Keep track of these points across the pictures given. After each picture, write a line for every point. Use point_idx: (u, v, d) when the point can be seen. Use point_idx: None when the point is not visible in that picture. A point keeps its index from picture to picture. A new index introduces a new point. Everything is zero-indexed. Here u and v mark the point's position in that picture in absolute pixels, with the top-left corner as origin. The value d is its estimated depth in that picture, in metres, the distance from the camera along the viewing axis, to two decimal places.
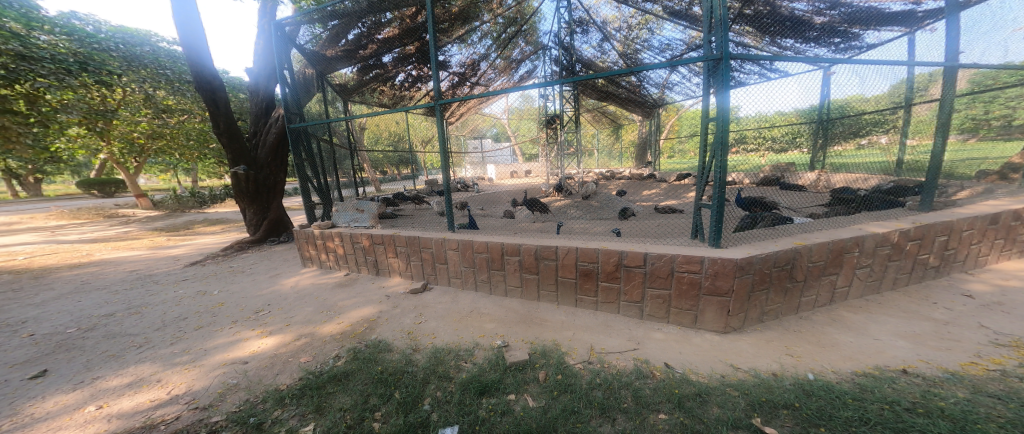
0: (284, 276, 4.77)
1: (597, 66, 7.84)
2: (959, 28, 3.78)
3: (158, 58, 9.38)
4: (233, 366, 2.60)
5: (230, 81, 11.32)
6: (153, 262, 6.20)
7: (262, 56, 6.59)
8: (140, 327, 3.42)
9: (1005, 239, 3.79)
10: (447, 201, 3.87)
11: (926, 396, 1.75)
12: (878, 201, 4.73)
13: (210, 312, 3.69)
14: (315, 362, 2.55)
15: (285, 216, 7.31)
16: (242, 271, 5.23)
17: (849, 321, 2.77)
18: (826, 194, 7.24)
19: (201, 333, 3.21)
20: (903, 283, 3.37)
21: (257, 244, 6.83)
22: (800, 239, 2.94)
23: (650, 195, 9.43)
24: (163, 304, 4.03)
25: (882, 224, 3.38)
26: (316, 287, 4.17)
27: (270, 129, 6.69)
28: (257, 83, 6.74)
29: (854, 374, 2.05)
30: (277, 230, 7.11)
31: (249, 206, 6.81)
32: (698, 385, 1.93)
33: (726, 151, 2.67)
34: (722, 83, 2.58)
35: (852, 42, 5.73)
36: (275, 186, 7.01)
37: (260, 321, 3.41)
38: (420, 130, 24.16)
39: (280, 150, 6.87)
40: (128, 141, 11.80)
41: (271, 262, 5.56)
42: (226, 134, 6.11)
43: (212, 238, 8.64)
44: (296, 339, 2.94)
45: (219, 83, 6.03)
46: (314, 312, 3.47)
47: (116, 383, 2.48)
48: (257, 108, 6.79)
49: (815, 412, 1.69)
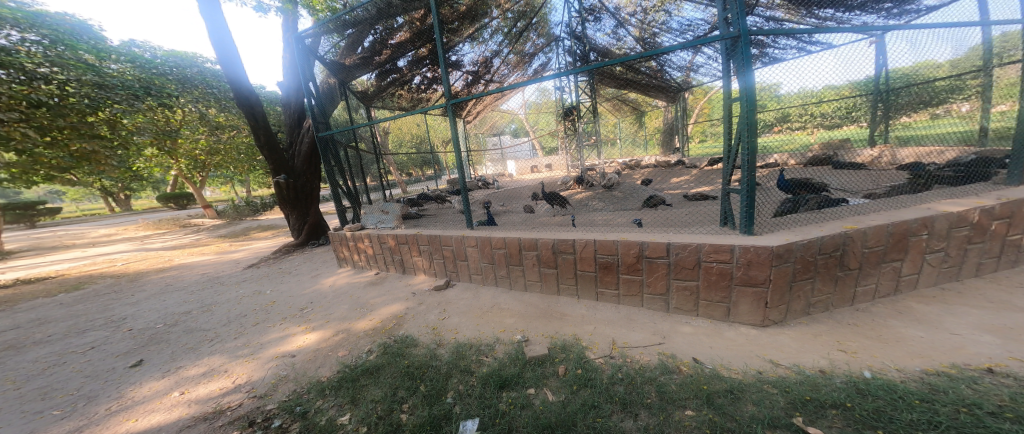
0: (324, 275, 5.08)
1: (614, 53, 7.59)
2: None
3: (206, 78, 10.21)
4: (284, 359, 2.82)
5: (266, 96, 12.14)
6: (219, 266, 6.86)
7: (291, 71, 7.04)
8: (211, 323, 3.79)
9: None
10: (463, 199, 3.89)
11: (1016, 399, 1.54)
12: (955, 177, 4.18)
13: (264, 309, 4.02)
14: (350, 356, 2.70)
15: (323, 220, 7.76)
16: (288, 272, 5.63)
17: (918, 314, 2.49)
18: (888, 173, 6.51)
19: (258, 328, 3.51)
20: (990, 269, 2.97)
21: (300, 247, 7.32)
22: (851, 222, 2.67)
23: (679, 182, 9.00)
24: (228, 302, 4.44)
25: (955, 202, 2.98)
26: (351, 286, 4.41)
27: (304, 138, 7.17)
28: (288, 97, 7.20)
29: (923, 373, 1.84)
30: (316, 233, 7.59)
31: (291, 212, 7.29)
32: (731, 381, 1.82)
33: (754, 131, 2.46)
34: (744, 62, 2.40)
35: (906, 5, 5.11)
36: (312, 192, 7.49)
37: (304, 317, 3.66)
38: (442, 132, 24.73)
39: (314, 158, 7.37)
40: (193, 158, 12.97)
41: (313, 263, 5.95)
42: (267, 147, 6.57)
43: (265, 243, 9.38)
44: (335, 335, 3.13)
45: (256, 98, 6.48)
46: (350, 310, 3.67)
47: (194, 372, 2.77)
48: (291, 120, 7.26)
49: (870, 414, 1.54)
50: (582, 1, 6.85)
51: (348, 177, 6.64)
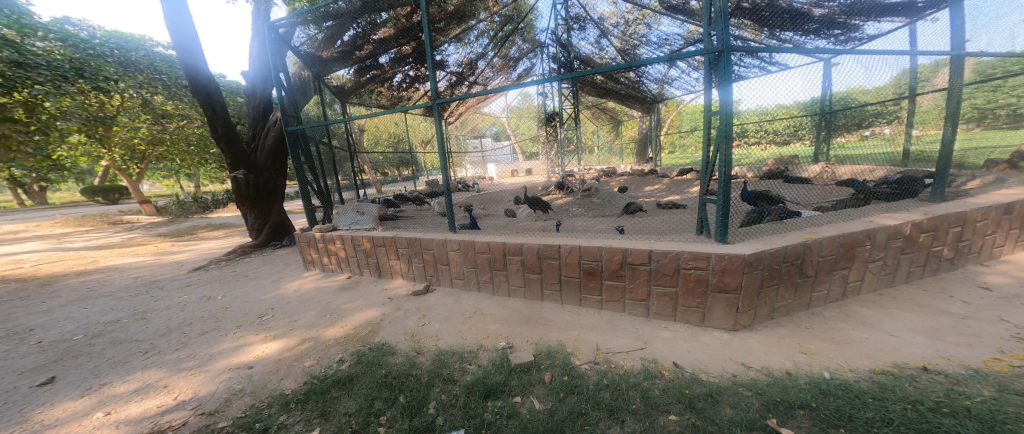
0: (287, 280, 4.76)
1: (596, 62, 7.80)
2: (963, 17, 3.74)
3: (154, 63, 9.34)
4: (238, 371, 2.59)
5: (225, 85, 11.30)
6: (157, 268, 6.23)
7: (257, 59, 6.59)
8: (146, 333, 3.42)
9: (1019, 229, 3.74)
10: (446, 201, 3.76)
11: (949, 395, 1.72)
12: (889, 193, 4.66)
13: (213, 317, 3.69)
14: (319, 366, 2.53)
15: (286, 220, 7.32)
16: (244, 275, 5.22)
17: (863, 317, 2.73)
18: (833, 187, 7.17)
19: (206, 338, 3.21)
20: (917, 276, 3.32)
21: (260, 248, 6.85)
22: (810, 233, 2.90)
23: (652, 191, 9.34)
24: (167, 310, 4.03)
25: (893, 216, 3.31)
26: (319, 291, 4.16)
27: (269, 132, 6.71)
28: (253, 87, 6.74)
29: (872, 373, 2.01)
30: (279, 234, 7.14)
31: (250, 210, 6.80)
32: (709, 384, 1.89)
33: (730, 146, 2.61)
34: (725, 77, 2.53)
35: (853, 33, 5.67)
36: (275, 189, 7.04)
37: (263, 325, 3.40)
38: (420, 132, 24.18)
39: (279, 153, 6.91)
40: (129, 147, 11.70)
41: (274, 267, 5.56)
42: (225, 139, 6.09)
43: (214, 243, 8.66)
44: (300, 343, 2.93)
45: (215, 87, 6.00)
46: (317, 316, 3.46)
47: (123, 389, 2.47)
48: (254, 112, 6.81)
49: (833, 413, 1.65)
50: (568, 9, 7.05)
51: (320, 175, 6.32)
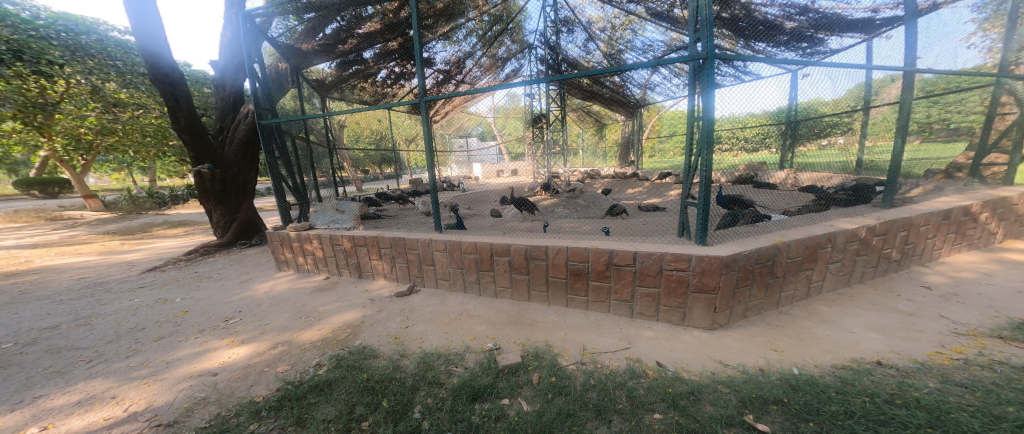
0: (257, 281, 4.53)
1: (583, 65, 7.92)
2: (916, 35, 4.06)
3: (108, 48, 8.70)
4: (201, 379, 2.43)
5: (190, 74, 10.67)
6: (105, 269, 5.77)
7: (227, 47, 6.23)
8: (90, 340, 3.15)
9: (956, 233, 4.11)
10: (431, 200, 3.69)
11: (902, 388, 1.85)
12: (847, 199, 4.99)
13: (172, 321, 3.46)
14: (293, 371, 2.42)
15: (256, 218, 6.98)
16: (207, 276, 4.93)
17: (825, 315, 2.90)
18: (798, 193, 7.62)
19: (163, 344, 3.00)
20: (870, 276, 3.57)
21: (226, 247, 6.48)
22: (780, 235, 3.05)
23: (633, 194, 9.56)
24: (117, 314, 3.74)
25: (850, 220, 3.55)
26: (293, 292, 3.99)
27: (239, 125, 6.34)
28: (222, 77, 6.38)
29: (835, 368, 2.13)
30: (248, 232, 6.80)
31: (216, 207, 6.44)
32: (691, 383, 1.95)
33: (711, 151, 2.70)
34: (708, 85, 2.62)
35: (818, 47, 6.03)
36: (245, 185, 6.70)
37: (229, 329, 3.21)
38: (404, 129, 23.68)
39: (249, 147, 6.54)
40: (74, 137, 10.76)
41: (242, 267, 5.29)
42: (188, 130, 5.76)
43: (173, 242, 8.13)
44: (271, 348, 2.79)
45: (178, 75, 5.64)
46: (290, 319, 3.31)
47: (63, 401, 2.27)
48: (223, 104, 6.45)
49: (803, 408, 1.73)
50: (557, 12, 7.15)
51: (296, 171, 6.07)
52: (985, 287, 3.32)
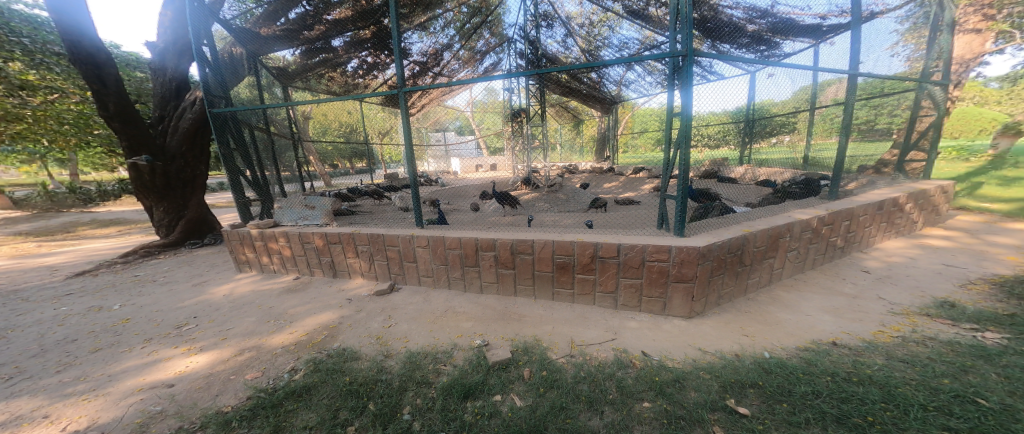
0: (213, 284, 4.20)
1: (561, 61, 8.00)
2: (860, 41, 4.40)
3: (10, 22, 7.65)
4: (154, 391, 2.22)
5: (120, 56, 9.59)
6: (21, 276, 5.11)
7: (168, 27, 5.64)
8: (10, 356, 2.78)
9: (888, 222, 4.56)
10: (411, 195, 3.56)
11: (856, 366, 2.02)
12: (799, 191, 5.38)
13: (112, 330, 3.13)
14: (264, 378, 2.27)
15: (207, 215, 6.48)
16: (152, 280, 4.50)
17: (786, 300, 3.12)
18: (757, 186, 8.14)
19: (103, 356, 2.71)
20: (821, 263, 3.88)
21: (173, 247, 5.95)
22: (747, 226, 3.22)
23: (610, 188, 9.78)
24: (41, 325, 3.32)
25: (804, 211, 3.82)
26: (257, 295, 3.74)
27: (183, 113, 5.81)
28: (162, 60, 5.80)
29: (798, 350, 2.30)
30: (199, 231, 6.30)
31: (158, 203, 5.96)
32: (675, 371, 2.03)
33: (689, 147, 2.81)
34: (686, 81, 2.71)
35: (774, 49, 6.43)
36: (192, 180, 6.20)
37: (184, 336, 2.96)
38: (378, 123, 22.79)
39: (196, 137, 5.99)
40: None
41: (193, 269, 4.87)
42: (118, 118, 5.23)
43: (106, 243, 7.34)
44: (236, 355, 2.60)
45: (106, 57, 5.05)
46: (256, 323, 3.10)
47: None
48: (164, 90, 5.91)
49: (777, 389, 1.84)
50: (536, 6, 7.17)
51: (256, 164, 5.66)
52: (913, 270, 3.71)
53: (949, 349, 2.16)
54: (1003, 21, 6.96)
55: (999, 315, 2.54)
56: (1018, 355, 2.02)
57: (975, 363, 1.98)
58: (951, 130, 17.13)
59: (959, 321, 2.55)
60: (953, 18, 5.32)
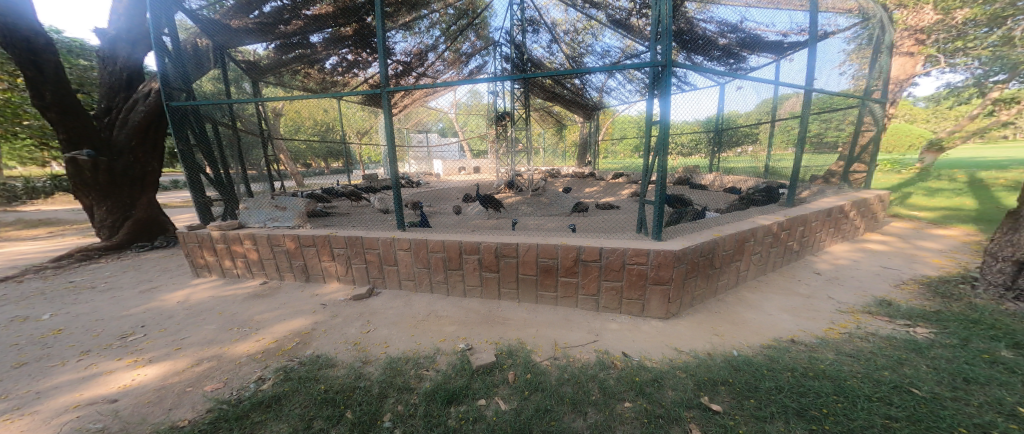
0: (165, 290, 3.91)
1: (546, 66, 8.11)
2: (816, 59, 4.77)
3: None
4: (95, 407, 2.02)
5: (61, 42, 8.78)
6: None
7: (122, 14, 5.26)
8: None
9: (835, 228, 4.95)
10: (395, 197, 3.46)
11: (811, 361, 2.18)
12: (760, 197, 5.71)
13: (43, 343, 2.82)
14: (226, 389, 2.13)
15: (157, 216, 6.07)
16: (91, 287, 4.12)
17: (750, 300, 3.31)
18: (725, 192, 8.59)
19: (31, 371, 2.44)
20: (780, 265, 4.15)
21: (116, 250, 5.51)
22: (716, 231, 3.38)
23: (591, 192, 9.98)
24: None
25: (765, 217, 4.07)
26: (218, 301, 3.51)
27: (135, 106, 5.40)
28: (114, 48, 5.38)
29: (762, 347, 2.44)
30: (147, 233, 5.87)
31: (100, 202, 5.49)
32: (653, 371, 2.09)
33: (666, 155, 2.92)
34: (665, 90, 2.82)
35: (741, 63, 6.83)
36: (141, 178, 5.78)
37: (130, 347, 2.73)
38: (356, 122, 22.13)
39: (149, 132, 5.61)
40: None
41: (142, 274, 4.51)
42: (56, 108, 4.76)
43: (35, 246, 6.65)
44: (193, 365, 2.42)
45: (46, 42, 4.62)
46: (217, 331, 2.91)
47: None
48: (112, 80, 5.47)
49: (745, 386, 1.94)
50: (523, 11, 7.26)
51: (220, 161, 5.34)
52: (857, 271, 4.05)
53: (886, 343, 2.37)
54: (931, 46, 7.81)
55: (927, 310, 2.82)
56: (943, 347, 2.24)
57: (909, 355, 2.19)
58: (885, 145, 19.10)
59: (894, 317, 2.80)
60: (891, 41, 5.89)
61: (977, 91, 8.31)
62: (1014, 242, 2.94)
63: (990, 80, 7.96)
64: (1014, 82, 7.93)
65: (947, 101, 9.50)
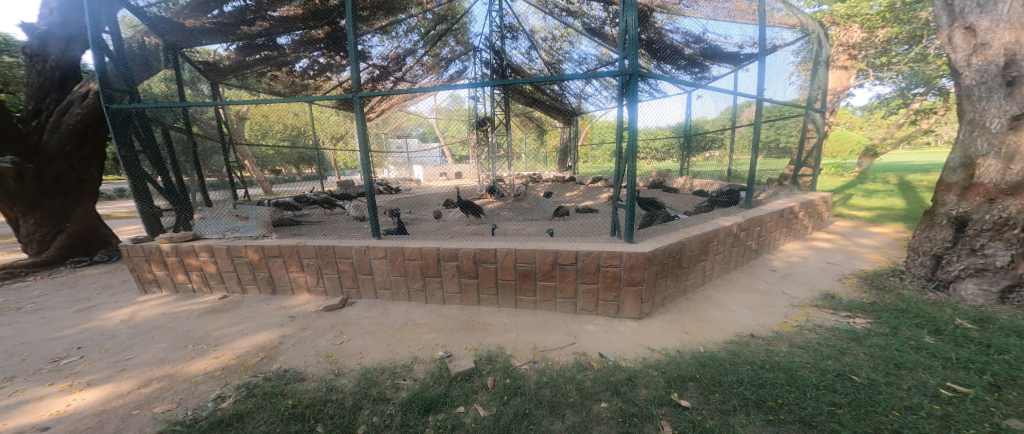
0: (108, 308, 3.58)
1: (525, 72, 8.21)
2: (766, 70, 5.14)
3: None
4: None
5: None
6: None
7: (54, 8, 4.76)
8: None
9: (789, 227, 5.36)
10: (369, 205, 3.36)
11: (768, 354, 2.34)
12: (723, 200, 6.05)
13: None
14: (181, 410, 1.98)
15: (97, 229, 5.56)
16: (18, 307, 3.70)
17: (715, 298, 3.51)
18: (694, 195, 9.04)
19: None
20: (741, 263, 4.43)
21: (48, 266, 4.96)
22: (683, 232, 3.55)
23: (571, 196, 10.19)
24: None
25: (726, 218, 4.33)
26: (171, 318, 3.26)
27: (70, 108, 4.92)
28: (44, 45, 4.85)
29: (726, 342, 2.60)
30: (85, 247, 5.36)
31: (29, 213, 4.95)
32: (628, 370, 2.17)
33: (636, 159, 3.05)
34: (633, 97, 2.95)
35: (704, 72, 7.21)
36: (78, 187, 5.28)
37: (66, 370, 2.48)
38: (329, 127, 21.30)
39: (87, 137, 5.13)
40: None
41: (80, 292, 4.10)
42: None
43: None
44: (142, 386, 2.24)
45: None
46: (170, 349, 2.70)
47: None
48: (41, 79, 4.93)
49: (711, 380, 2.05)
50: (503, 18, 7.35)
51: (171, 165, 4.95)
52: (806, 267, 4.40)
53: (831, 334, 2.59)
54: (862, 61, 8.67)
55: (865, 302, 3.11)
56: (879, 336, 2.49)
57: (851, 345, 2.40)
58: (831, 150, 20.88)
59: (838, 309, 3.07)
60: (827, 55, 6.52)
61: (902, 102, 9.29)
62: (931, 238, 3.31)
63: (911, 92, 8.93)
64: (931, 95, 8.94)
65: (878, 111, 10.55)
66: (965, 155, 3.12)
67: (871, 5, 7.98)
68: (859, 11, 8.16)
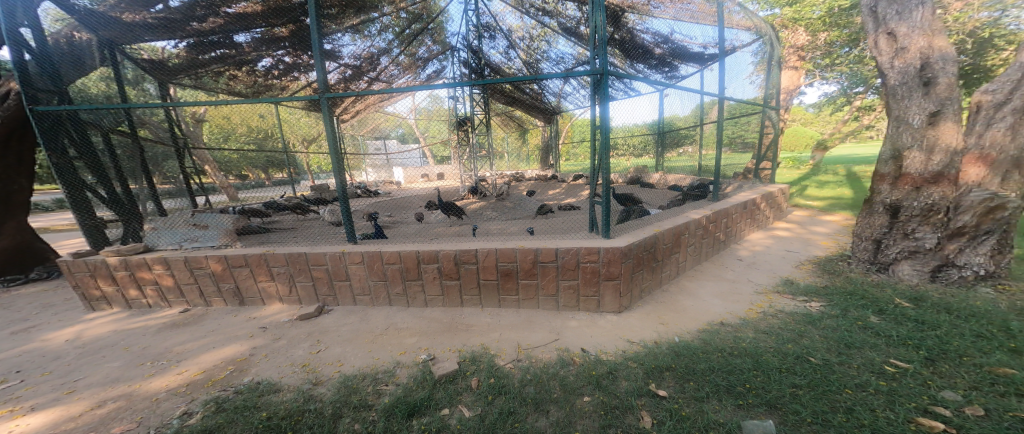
0: (54, 327, 3.28)
1: (505, 72, 8.17)
2: (725, 70, 5.35)
3: None
4: None
5: None
6: None
7: None
8: None
9: (753, 218, 5.68)
10: (342, 208, 3.25)
11: (736, 340, 2.48)
12: (694, 194, 6.32)
13: None
14: (142, 430, 1.86)
15: (33, 241, 5.08)
16: None
17: (688, 288, 3.67)
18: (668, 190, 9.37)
19: None
20: (711, 254, 4.65)
21: None
22: (656, 227, 3.68)
23: (553, 194, 10.31)
24: None
25: (696, 212, 4.52)
26: (127, 335, 3.03)
27: None
28: None
29: (699, 331, 2.73)
30: (20, 262, 4.89)
31: None
32: (608, 363, 2.23)
33: (609, 155, 3.12)
34: (604, 98, 3.01)
35: (673, 71, 7.44)
36: (7, 196, 4.78)
37: (5, 396, 2.25)
38: (301, 128, 20.37)
39: (12, 140, 4.64)
40: None
41: (20, 312, 3.73)
42: None
43: None
44: (96, 408, 2.07)
45: None
46: (127, 368, 2.52)
47: None
48: None
49: (686, 369, 2.15)
50: (480, 18, 7.28)
51: (115, 169, 4.55)
52: (768, 255, 4.69)
53: (791, 319, 2.78)
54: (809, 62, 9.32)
55: (821, 287, 3.35)
56: (832, 318, 2.69)
57: (809, 327, 2.59)
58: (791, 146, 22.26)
59: (796, 294, 3.30)
60: (778, 56, 6.84)
61: (845, 99, 10.05)
62: (872, 225, 3.59)
63: (852, 91, 9.69)
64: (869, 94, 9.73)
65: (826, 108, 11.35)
66: (894, 148, 3.40)
67: (814, 10, 8.55)
68: (805, 15, 8.73)
